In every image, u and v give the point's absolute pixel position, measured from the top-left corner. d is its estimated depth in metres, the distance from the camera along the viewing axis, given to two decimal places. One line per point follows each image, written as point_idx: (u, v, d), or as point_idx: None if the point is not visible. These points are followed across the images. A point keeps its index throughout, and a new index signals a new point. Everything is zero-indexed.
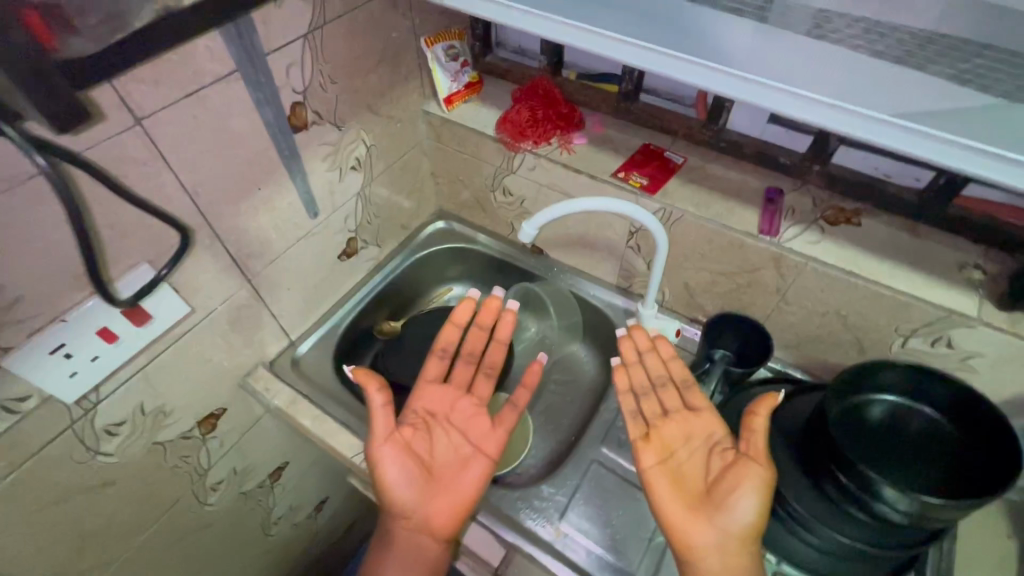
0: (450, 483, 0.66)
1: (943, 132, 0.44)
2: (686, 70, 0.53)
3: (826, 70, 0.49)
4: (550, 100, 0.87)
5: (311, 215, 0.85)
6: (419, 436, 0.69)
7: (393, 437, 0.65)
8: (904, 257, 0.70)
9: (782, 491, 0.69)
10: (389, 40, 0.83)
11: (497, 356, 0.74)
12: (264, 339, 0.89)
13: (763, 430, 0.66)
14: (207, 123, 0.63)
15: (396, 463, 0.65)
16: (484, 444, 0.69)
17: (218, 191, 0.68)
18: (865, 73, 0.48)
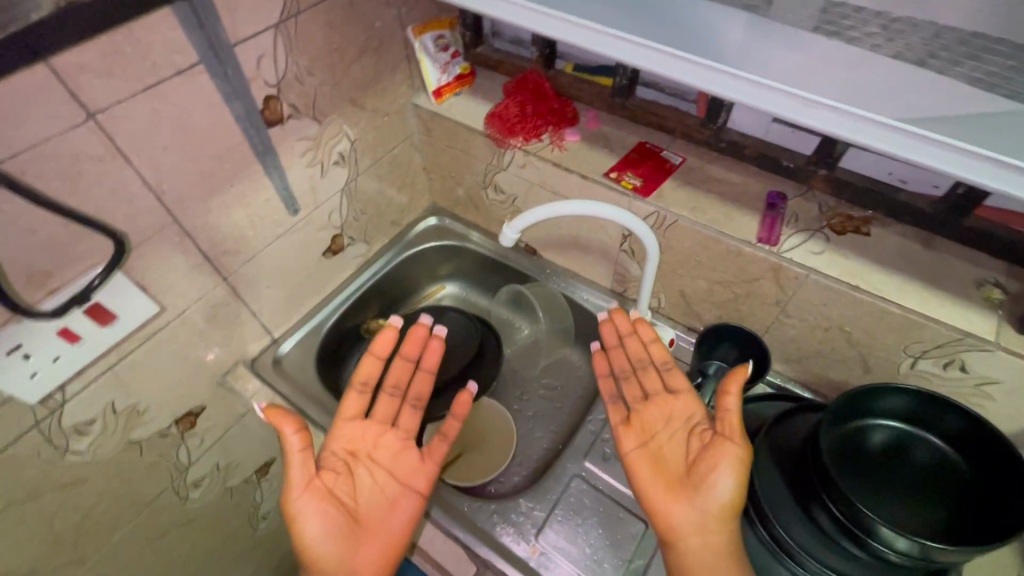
0: (378, 526, 0.65)
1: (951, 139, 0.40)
2: (673, 66, 0.49)
3: (827, 67, 0.44)
4: (542, 94, 0.83)
5: (291, 212, 0.82)
6: (340, 480, 0.65)
7: (311, 486, 0.62)
8: (916, 272, 0.64)
9: (771, 518, 0.65)
10: (372, 30, 0.80)
11: (423, 387, 0.73)
12: (244, 337, 0.87)
13: (737, 407, 0.62)
14: (169, 118, 0.60)
15: (319, 514, 0.61)
16: (410, 479, 0.68)
17: (186, 188, 0.66)
18: (872, 73, 0.42)
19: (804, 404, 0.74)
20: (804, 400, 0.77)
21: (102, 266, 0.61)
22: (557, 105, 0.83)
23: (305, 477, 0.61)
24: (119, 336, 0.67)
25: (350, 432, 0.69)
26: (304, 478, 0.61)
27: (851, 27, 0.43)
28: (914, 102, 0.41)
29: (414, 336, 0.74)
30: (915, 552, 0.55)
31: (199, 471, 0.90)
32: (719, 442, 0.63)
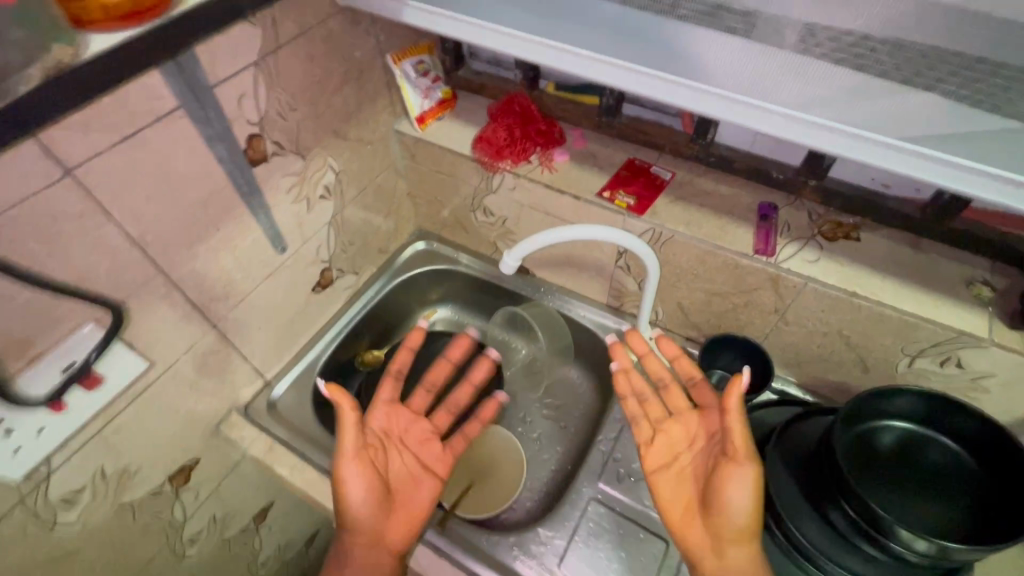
0: (404, 500, 0.69)
1: (949, 157, 0.45)
2: (674, 92, 0.53)
3: (816, 85, 0.46)
4: (530, 117, 0.83)
5: (279, 250, 0.80)
6: (379, 454, 0.70)
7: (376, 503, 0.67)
8: (906, 272, 0.67)
9: (785, 517, 0.65)
10: (353, 60, 0.78)
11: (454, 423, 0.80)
12: (236, 383, 0.84)
13: (741, 429, 0.62)
14: (150, 166, 0.57)
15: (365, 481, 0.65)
16: (433, 465, 0.75)
17: (170, 236, 0.63)
18: (848, 90, 0.46)
19: (811, 407, 0.75)
20: (812, 403, 0.77)
21: (99, 341, 0.59)
22: (545, 127, 0.83)
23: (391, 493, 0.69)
24: (106, 398, 0.63)
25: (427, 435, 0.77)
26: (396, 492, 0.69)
27: (842, 50, 0.43)
28: (883, 112, 0.45)
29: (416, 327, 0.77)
30: (933, 553, 0.56)
31: (195, 526, 0.86)
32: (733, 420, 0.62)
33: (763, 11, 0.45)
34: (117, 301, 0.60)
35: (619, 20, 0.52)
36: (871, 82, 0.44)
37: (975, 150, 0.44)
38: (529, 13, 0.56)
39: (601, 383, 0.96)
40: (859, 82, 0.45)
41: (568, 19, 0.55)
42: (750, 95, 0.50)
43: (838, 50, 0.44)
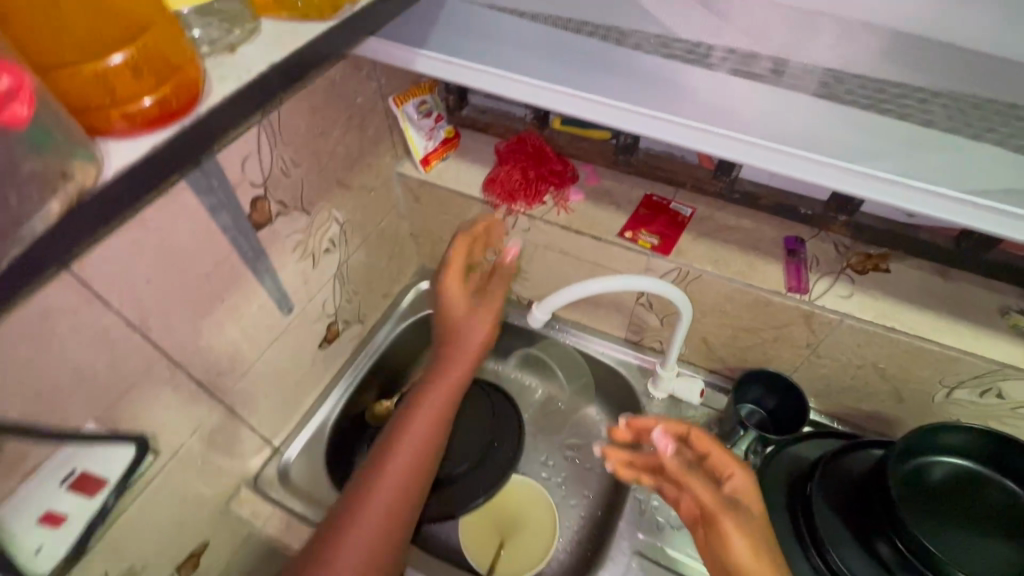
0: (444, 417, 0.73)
1: (1008, 207, 0.43)
2: (718, 143, 0.49)
3: (868, 136, 0.46)
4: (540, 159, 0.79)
5: (285, 311, 0.75)
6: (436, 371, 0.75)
7: (432, 407, 0.72)
8: (940, 304, 0.66)
9: (823, 538, 0.66)
10: (354, 106, 0.74)
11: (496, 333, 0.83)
12: (243, 455, 0.78)
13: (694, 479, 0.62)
14: (152, 245, 0.52)
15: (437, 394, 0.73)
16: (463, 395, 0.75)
17: (174, 317, 0.57)
18: (896, 138, 0.45)
19: (861, 439, 0.73)
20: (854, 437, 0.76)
21: (117, 478, 0.56)
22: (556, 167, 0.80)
23: (437, 399, 0.73)
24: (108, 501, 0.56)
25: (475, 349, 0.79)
26: (446, 404, 0.73)
27: (885, 101, 0.45)
28: (934, 163, 0.44)
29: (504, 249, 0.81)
30: None
31: None
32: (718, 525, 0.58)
33: (790, 59, 0.46)
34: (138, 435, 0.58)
35: (652, 71, 0.51)
36: (917, 131, 0.45)
37: None
38: (554, 61, 0.54)
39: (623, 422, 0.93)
40: (906, 131, 0.45)
41: (595, 70, 0.53)
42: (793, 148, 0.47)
43: (880, 100, 0.45)
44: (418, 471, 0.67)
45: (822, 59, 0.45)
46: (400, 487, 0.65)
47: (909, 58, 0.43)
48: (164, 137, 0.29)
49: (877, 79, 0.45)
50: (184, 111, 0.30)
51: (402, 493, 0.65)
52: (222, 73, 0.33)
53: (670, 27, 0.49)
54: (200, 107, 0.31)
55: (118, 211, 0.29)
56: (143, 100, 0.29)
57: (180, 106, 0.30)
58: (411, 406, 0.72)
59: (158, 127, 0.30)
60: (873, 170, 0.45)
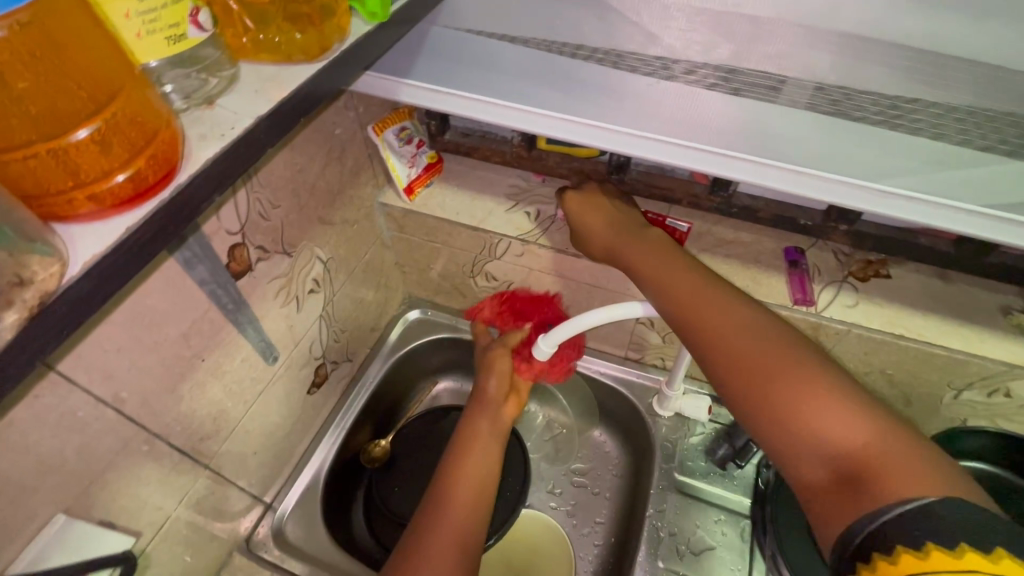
0: (471, 472, 0.67)
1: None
2: (734, 165, 0.47)
3: (871, 147, 0.44)
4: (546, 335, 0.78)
5: (270, 360, 0.70)
6: (475, 453, 0.70)
7: (476, 453, 0.70)
8: (945, 307, 0.66)
9: None
10: (333, 138, 0.70)
11: (525, 391, 0.78)
12: (233, 518, 0.72)
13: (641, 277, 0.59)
14: (121, 310, 0.47)
15: (466, 458, 0.69)
16: (489, 457, 0.70)
17: (151, 384, 0.52)
18: (918, 156, 0.43)
19: None
20: None
21: None
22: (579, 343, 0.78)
23: (470, 462, 0.69)
24: None
25: (507, 397, 0.76)
26: (475, 467, 0.68)
27: (898, 116, 0.43)
28: (957, 181, 0.43)
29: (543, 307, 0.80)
30: None
31: None
32: (678, 297, 0.53)
33: (790, 77, 0.44)
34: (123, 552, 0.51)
35: (647, 93, 0.48)
36: (955, 150, 0.42)
37: None
38: (541, 83, 0.51)
39: (630, 444, 0.90)
40: (921, 145, 0.43)
41: (584, 93, 0.50)
42: (794, 164, 0.46)
43: (892, 115, 0.43)
44: (467, 517, 0.63)
45: (826, 74, 0.43)
46: (456, 548, 0.59)
47: (933, 76, 0.40)
48: (142, 216, 0.26)
49: (890, 95, 0.42)
50: (164, 183, 0.27)
51: (460, 557, 0.59)
52: (202, 131, 0.30)
53: (671, 47, 0.46)
54: (180, 176, 0.28)
55: (94, 303, 0.25)
56: (115, 176, 0.25)
57: (157, 180, 0.27)
58: (444, 482, 0.66)
59: (131, 207, 0.26)
60: (888, 187, 0.44)
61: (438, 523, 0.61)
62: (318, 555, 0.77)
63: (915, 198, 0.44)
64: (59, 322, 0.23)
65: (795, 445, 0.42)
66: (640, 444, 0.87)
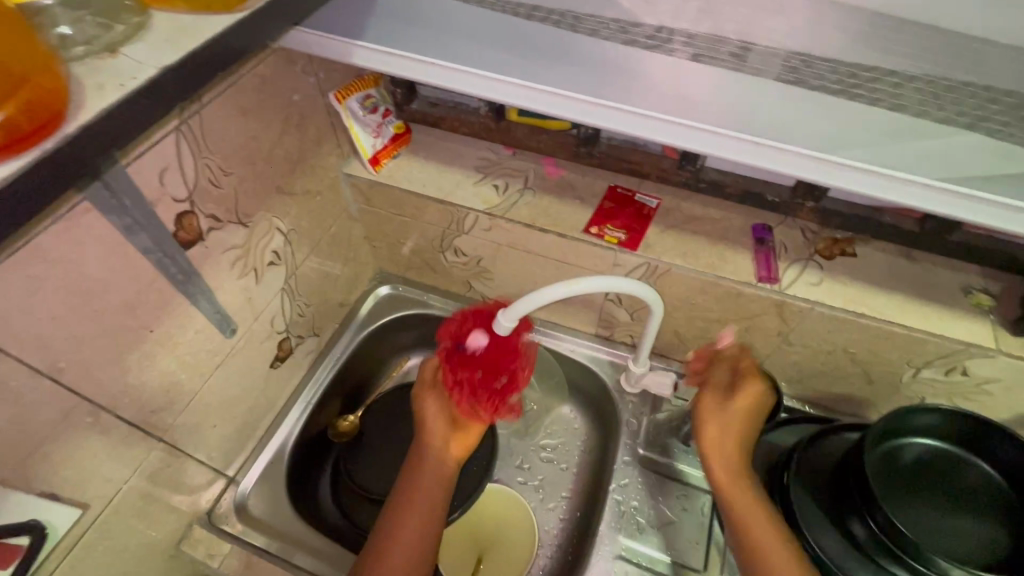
0: (411, 529, 0.64)
1: (982, 193, 0.42)
2: (696, 137, 0.47)
3: (819, 116, 0.43)
4: (475, 363, 0.68)
5: (228, 333, 0.68)
6: (415, 509, 0.66)
7: (417, 513, 0.66)
8: (907, 286, 0.66)
9: (800, 528, 0.64)
10: (291, 105, 0.67)
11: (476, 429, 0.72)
12: (193, 491, 0.71)
13: (713, 423, 0.65)
14: (52, 278, 0.45)
15: (407, 519, 0.65)
16: (432, 512, 0.67)
17: (91, 354, 0.51)
18: (877, 129, 0.42)
19: (838, 423, 0.73)
20: (831, 421, 0.77)
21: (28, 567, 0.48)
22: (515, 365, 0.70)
23: (411, 523, 0.65)
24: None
25: (449, 438, 0.71)
26: (415, 530, 0.64)
27: (858, 85, 0.41)
28: (916, 154, 0.42)
29: (504, 345, 0.68)
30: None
31: None
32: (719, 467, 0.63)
33: (757, 43, 0.42)
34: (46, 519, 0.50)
35: (605, 59, 0.46)
36: (912, 122, 0.41)
37: (1013, 192, 0.41)
38: (499, 50, 0.49)
39: (598, 420, 0.90)
40: (879, 117, 0.42)
41: (546, 58, 0.48)
42: (753, 135, 0.45)
43: (851, 84, 0.41)
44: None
45: (786, 43, 0.41)
46: (412, 539, 0.64)
47: None
48: (19, 166, 0.24)
49: (848, 63, 0.41)
50: (45, 133, 0.25)
51: (416, 545, 0.64)
52: (99, 80, 0.28)
53: (628, 9, 0.44)
54: (65, 127, 0.26)
55: None
56: None
57: (36, 128, 0.25)
58: (410, 472, 0.69)
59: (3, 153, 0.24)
60: (845, 159, 0.44)
61: (401, 514, 0.65)
62: (283, 529, 0.76)
63: (877, 172, 0.43)
64: None
65: None
66: (608, 420, 0.88)
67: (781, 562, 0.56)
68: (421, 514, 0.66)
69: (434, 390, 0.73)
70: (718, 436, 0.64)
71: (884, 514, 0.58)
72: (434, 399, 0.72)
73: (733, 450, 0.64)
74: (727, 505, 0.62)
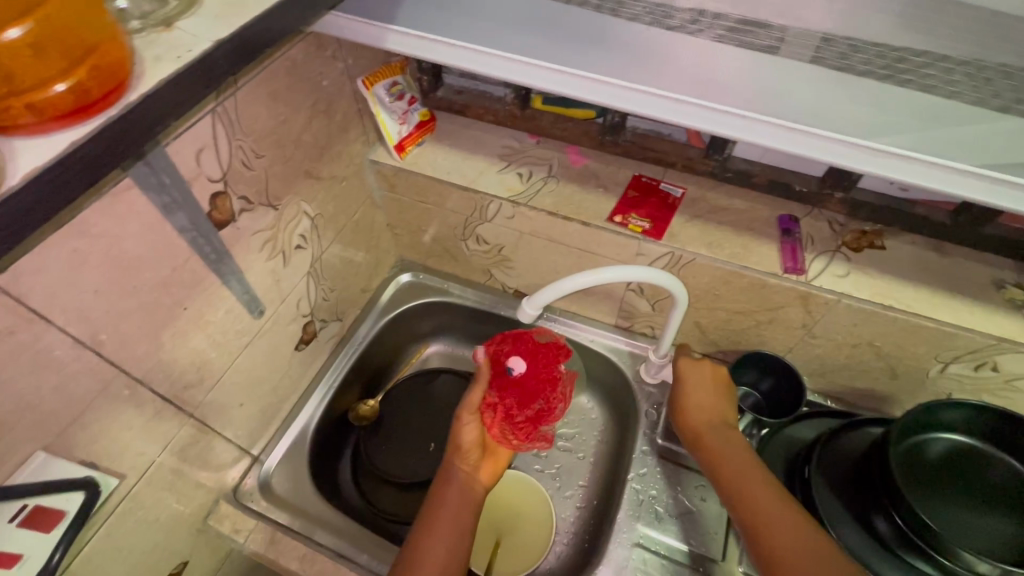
0: (439, 542, 0.63)
1: (1010, 175, 0.42)
2: (731, 124, 0.46)
3: (856, 100, 0.43)
4: (512, 387, 0.74)
5: (256, 313, 0.69)
6: (446, 526, 0.65)
7: (444, 528, 0.64)
8: (937, 279, 0.65)
9: (823, 520, 0.64)
10: (320, 91, 0.68)
11: (503, 453, 0.75)
12: (219, 468, 0.73)
13: (693, 402, 0.70)
14: (95, 253, 0.46)
15: (437, 535, 0.64)
16: (462, 528, 0.65)
17: (129, 328, 0.52)
18: (914, 112, 0.42)
19: (861, 417, 0.72)
20: (854, 416, 0.76)
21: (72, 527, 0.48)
22: (548, 394, 0.76)
23: (441, 538, 0.63)
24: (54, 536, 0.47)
25: (479, 461, 0.72)
26: (445, 545, 0.63)
27: (906, 70, 0.40)
28: (951, 137, 0.42)
29: (540, 374, 0.75)
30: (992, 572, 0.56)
31: None
32: (699, 435, 0.68)
33: (790, 28, 0.41)
34: (87, 480, 0.51)
35: (638, 41, 0.46)
36: (950, 105, 0.41)
37: None
38: (531, 34, 0.49)
39: (616, 411, 0.91)
40: (919, 102, 0.41)
41: (578, 43, 0.48)
42: (783, 120, 0.45)
43: (900, 69, 0.40)
44: None
45: (826, 24, 0.40)
46: (447, 546, 0.63)
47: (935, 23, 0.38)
48: (86, 133, 0.26)
49: (895, 46, 0.39)
50: (109, 101, 0.27)
51: (450, 554, 0.63)
52: (158, 53, 0.30)
53: None
54: (128, 95, 0.28)
55: (34, 220, 0.25)
56: (55, 86, 0.25)
57: (103, 96, 0.27)
58: (441, 486, 0.69)
59: (75, 120, 0.26)
60: (875, 144, 0.43)
61: (428, 529, 0.64)
62: (304, 508, 0.78)
63: (909, 157, 0.43)
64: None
65: (755, 541, 0.55)
66: (626, 411, 0.88)
67: (766, 504, 0.57)
68: (452, 529, 0.65)
69: (476, 412, 0.72)
70: (693, 409, 0.70)
71: (908, 507, 0.58)
72: (472, 424, 0.72)
73: (711, 419, 0.68)
74: (712, 465, 0.64)
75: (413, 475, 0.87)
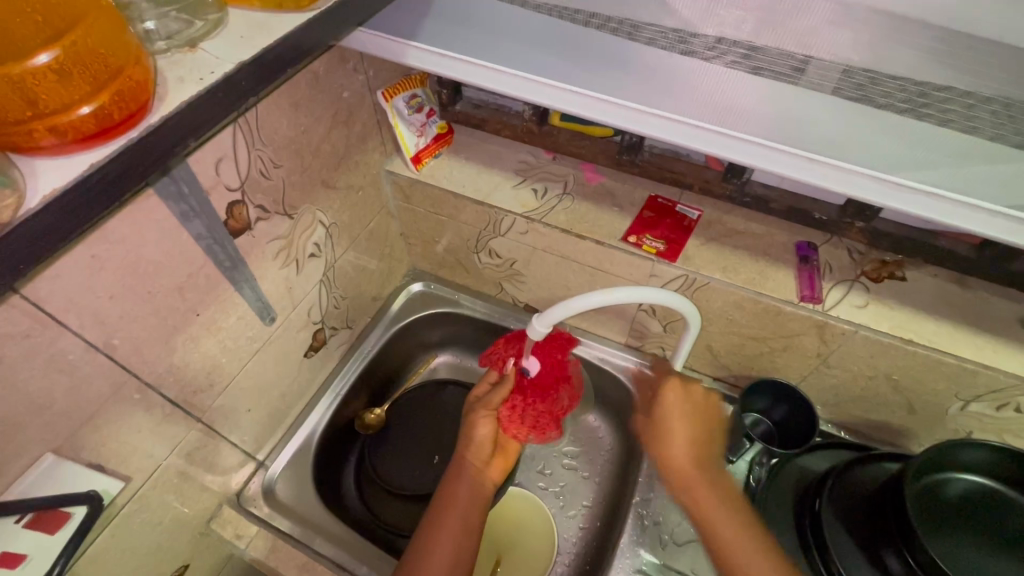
0: (448, 539, 0.63)
1: None
2: (739, 148, 0.45)
3: (880, 133, 0.42)
4: (535, 389, 0.72)
5: (268, 320, 0.70)
6: (457, 521, 0.65)
7: (456, 520, 0.65)
8: (959, 314, 0.63)
9: (831, 556, 0.62)
10: (340, 102, 0.69)
11: (513, 449, 0.76)
12: (224, 473, 0.73)
13: (675, 432, 0.64)
14: (112, 259, 0.47)
15: (448, 530, 0.64)
16: (472, 526, 0.66)
17: (142, 334, 0.52)
18: (937, 150, 0.41)
19: (877, 452, 0.70)
20: (868, 449, 0.74)
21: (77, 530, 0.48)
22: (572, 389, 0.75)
23: (451, 532, 0.64)
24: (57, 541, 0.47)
25: (490, 459, 0.73)
26: (455, 539, 0.64)
27: (927, 105, 0.39)
28: (975, 176, 0.41)
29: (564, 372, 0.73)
30: None
31: None
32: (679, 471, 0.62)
33: (815, 56, 0.40)
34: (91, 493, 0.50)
35: (660, 66, 0.46)
36: (976, 145, 0.40)
37: None
38: (552, 54, 0.49)
39: (624, 431, 0.89)
40: (946, 140, 0.40)
41: (597, 65, 0.48)
42: (800, 148, 0.44)
43: (921, 104, 0.39)
44: None
45: (853, 56, 0.39)
46: (456, 542, 0.63)
47: (963, 62, 0.37)
48: (105, 155, 0.27)
49: (918, 81, 0.39)
50: (131, 122, 0.28)
51: (459, 551, 0.63)
52: (181, 74, 0.30)
53: (689, 19, 0.42)
54: (150, 117, 0.28)
55: (52, 240, 0.25)
56: (80, 109, 0.26)
57: (125, 118, 0.27)
58: (453, 478, 0.70)
59: (96, 143, 0.27)
60: (900, 179, 0.42)
61: (439, 521, 0.65)
62: (306, 516, 0.78)
63: (932, 194, 0.42)
64: (12, 252, 0.23)
65: None
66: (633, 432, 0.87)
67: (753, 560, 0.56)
68: (461, 525, 0.65)
69: (492, 411, 0.73)
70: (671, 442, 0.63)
71: (922, 548, 0.56)
72: (488, 419, 0.73)
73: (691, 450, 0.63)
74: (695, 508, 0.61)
75: (417, 487, 0.87)
